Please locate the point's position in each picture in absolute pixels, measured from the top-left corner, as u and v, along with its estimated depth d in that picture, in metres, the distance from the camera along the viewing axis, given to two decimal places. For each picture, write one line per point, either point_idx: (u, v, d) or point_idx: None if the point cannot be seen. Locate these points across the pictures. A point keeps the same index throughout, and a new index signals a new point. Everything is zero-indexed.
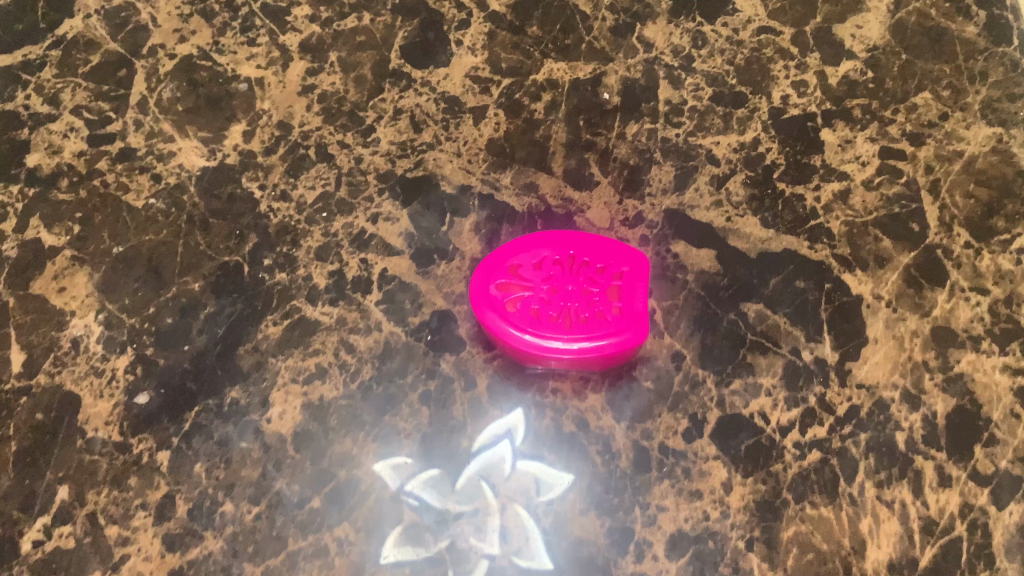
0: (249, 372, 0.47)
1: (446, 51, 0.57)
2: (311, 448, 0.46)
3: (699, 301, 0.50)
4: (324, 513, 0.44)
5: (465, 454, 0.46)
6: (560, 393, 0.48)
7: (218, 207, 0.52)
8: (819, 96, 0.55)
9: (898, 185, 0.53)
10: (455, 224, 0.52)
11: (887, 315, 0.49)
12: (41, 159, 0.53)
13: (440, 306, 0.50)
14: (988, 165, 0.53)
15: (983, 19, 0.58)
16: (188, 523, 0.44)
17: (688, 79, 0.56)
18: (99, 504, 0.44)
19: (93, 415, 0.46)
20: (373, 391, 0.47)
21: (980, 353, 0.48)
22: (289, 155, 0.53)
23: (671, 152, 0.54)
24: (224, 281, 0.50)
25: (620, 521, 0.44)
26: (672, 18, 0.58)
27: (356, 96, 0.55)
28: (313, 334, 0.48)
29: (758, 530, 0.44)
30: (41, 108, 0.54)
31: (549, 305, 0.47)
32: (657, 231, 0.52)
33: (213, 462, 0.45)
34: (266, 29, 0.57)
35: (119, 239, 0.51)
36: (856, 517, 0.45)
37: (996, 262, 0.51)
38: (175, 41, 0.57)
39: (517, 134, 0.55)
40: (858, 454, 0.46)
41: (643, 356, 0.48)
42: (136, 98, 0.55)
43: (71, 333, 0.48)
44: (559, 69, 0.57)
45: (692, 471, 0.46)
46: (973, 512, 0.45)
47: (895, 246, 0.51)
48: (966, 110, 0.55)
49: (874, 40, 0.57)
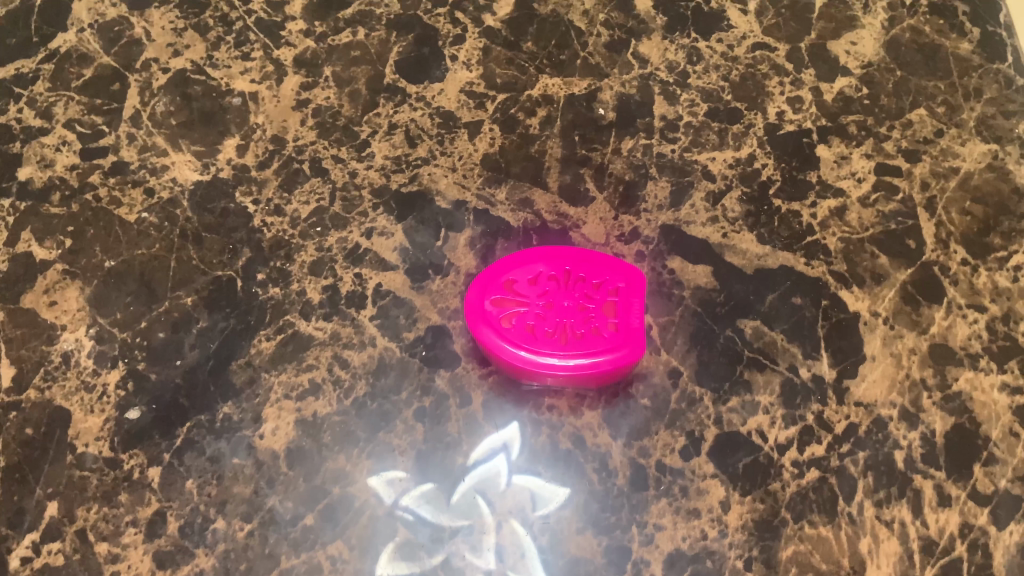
0: (241, 387, 0.47)
1: (441, 66, 0.57)
2: (304, 465, 0.45)
3: (696, 317, 0.50)
4: (317, 531, 0.44)
5: (461, 471, 0.45)
6: (556, 410, 0.47)
7: (212, 221, 0.51)
8: (814, 112, 0.55)
9: (894, 201, 0.53)
10: (450, 239, 0.51)
11: (884, 332, 0.49)
12: (34, 172, 0.52)
13: (435, 321, 0.49)
14: (984, 182, 0.53)
15: (976, 36, 0.58)
16: (179, 540, 0.43)
17: (683, 95, 0.56)
18: (89, 521, 0.44)
19: (84, 430, 0.46)
20: (367, 407, 0.47)
21: (978, 371, 0.48)
22: (283, 170, 0.53)
23: (667, 168, 0.54)
24: (217, 295, 0.49)
25: (617, 540, 0.44)
26: (667, 35, 0.58)
27: (350, 111, 0.55)
28: (306, 350, 0.48)
29: (756, 549, 0.44)
30: (34, 121, 0.54)
31: (545, 321, 0.47)
32: (653, 247, 0.52)
33: (205, 479, 0.45)
34: (259, 43, 0.57)
35: (112, 253, 0.50)
36: (856, 537, 0.44)
37: (993, 280, 0.50)
38: (169, 55, 0.56)
39: (512, 149, 0.54)
40: (857, 472, 0.46)
41: (640, 372, 0.48)
42: (129, 111, 0.54)
43: (62, 347, 0.48)
44: (554, 85, 0.57)
45: (689, 489, 0.45)
46: (973, 533, 0.44)
47: (892, 263, 0.51)
48: (961, 127, 0.55)
49: (868, 57, 0.57)
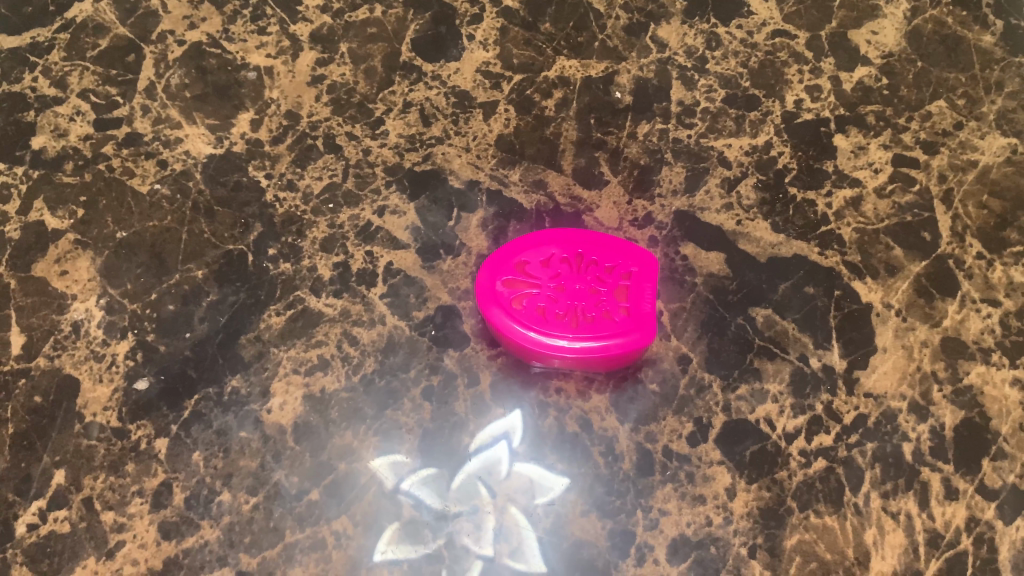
0: (250, 361, 0.47)
1: (457, 45, 0.56)
2: (311, 440, 0.45)
3: (708, 304, 0.49)
4: (322, 506, 0.44)
5: (466, 452, 0.45)
6: (564, 392, 0.47)
7: (224, 195, 0.51)
8: (833, 101, 0.55)
9: (910, 193, 0.52)
10: (462, 220, 0.51)
11: (897, 324, 0.49)
12: (47, 141, 0.52)
13: (445, 301, 0.49)
14: (1002, 176, 0.53)
15: (1000, 29, 0.57)
16: (185, 511, 0.43)
17: (700, 80, 0.56)
18: (95, 490, 0.44)
19: (92, 400, 0.46)
20: (375, 385, 0.47)
21: (990, 366, 0.48)
22: (297, 145, 0.53)
23: (682, 153, 0.53)
24: (228, 269, 0.49)
25: (621, 524, 0.44)
26: (686, 19, 0.57)
27: (366, 88, 0.55)
28: (316, 326, 0.48)
29: (761, 537, 0.44)
30: (48, 90, 0.54)
31: (556, 304, 0.47)
32: (666, 233, 0.51)
33: (211, 451, 0.45)
34: (276, 18, 0.57)
35: (124, 224, 0.50)
36: (861, 528, 0.44)
37: (1008, 274, 0.50)
38: (184, 27, 0.56)
39: (527, 131, 0.54)
40: (864, 464, 0.45)
41: (649, 358, 0.48)
42: (144, 83, 0.54)
43: (72, 316, 0.48)
44: (571, 67, 0.56)
45: (696, 476, 0.45)
46: (979, 527, 0.44)
47: (907, 255, 0.51)
48: (981, 120, 0.54)
49: (889, 47, 0.57)
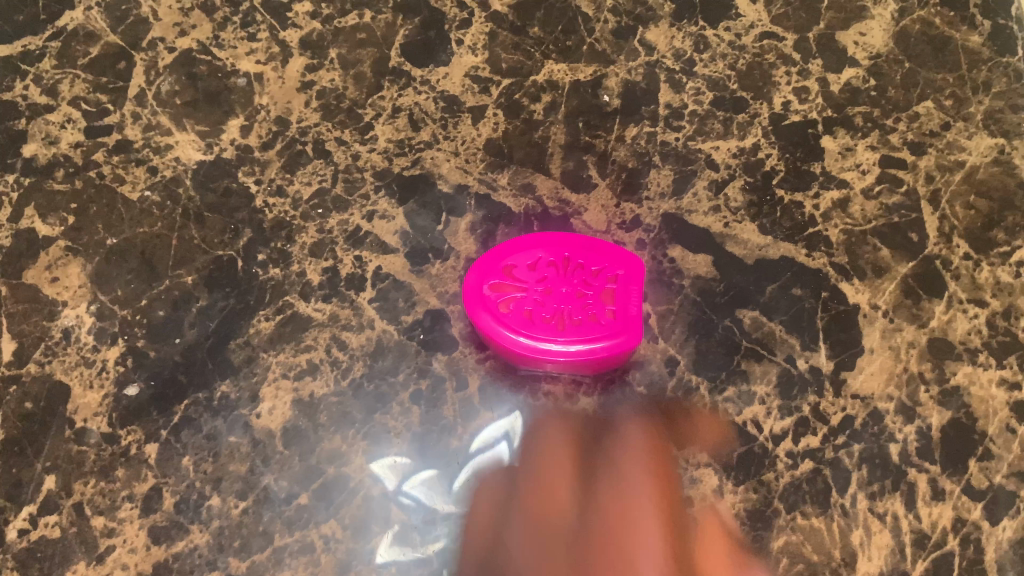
0: (239, 366, 0.47)
1: (447, 50, 0.56)
2: (301, 444, 0.46)
3: (695, 306, 0.50)
4: (311, 510, 0.44)
5: (456, 456, 0.45)
6: (553, 395, 0.47)
7: (214, 201, 0.51)
8: (820, 102, 0.55)
9: (897, 194, 0.52)
10: (451, 224, 0.51)
11: (884, 325, 0.49)
12: (38, 149, 0.52)
13: (433, 305, 0.49)
14: (989, 176, 0.53)
15: (988, 28, 0.57)
16: (174, 515, 0.44)
17: (688, 83, 0.56)
18: (86, 495, 0.44)
19: (83, 405, 0.46)
20: (364, 389, 0.47)
21: (976, 366, 0.48)
22: (286, 151, 0.53)
23: (670, 156, 0.54)
24: (217, 275, 0.49)
25: (612, 526, 0.44)
26: (674, 22, 0.58)
27: (354, 94, 0.55)
28: (305, 331, 0.48)
29: (748, 539, 0.44)
30: (39, 98, 0.54)
31: (543, 307, 0.47)
32: (654, 236, 0.51)
33: (201, 456, 0.45)
34: (265, 24, 0.57)
35: (114, 231, 0.50)
36: (848, 529, 0.44)
37: (995, 274, 0.50)
38: (174, 34, 0.56)
39: (516, 134, 0.54)
40: (852, 465, 0.46)
41: (637, 361, 0.48)
42: (135, 90, 0.54)
43: (63, 323, 0.48)
44: (559, 71, 0.56)
45: (684, 478, 0.45)
46: (967, 527, 0.44)
47: (893, 255, 0.51)
48: (969, 120, 0.54)
49: (877, 48, 0.57)
